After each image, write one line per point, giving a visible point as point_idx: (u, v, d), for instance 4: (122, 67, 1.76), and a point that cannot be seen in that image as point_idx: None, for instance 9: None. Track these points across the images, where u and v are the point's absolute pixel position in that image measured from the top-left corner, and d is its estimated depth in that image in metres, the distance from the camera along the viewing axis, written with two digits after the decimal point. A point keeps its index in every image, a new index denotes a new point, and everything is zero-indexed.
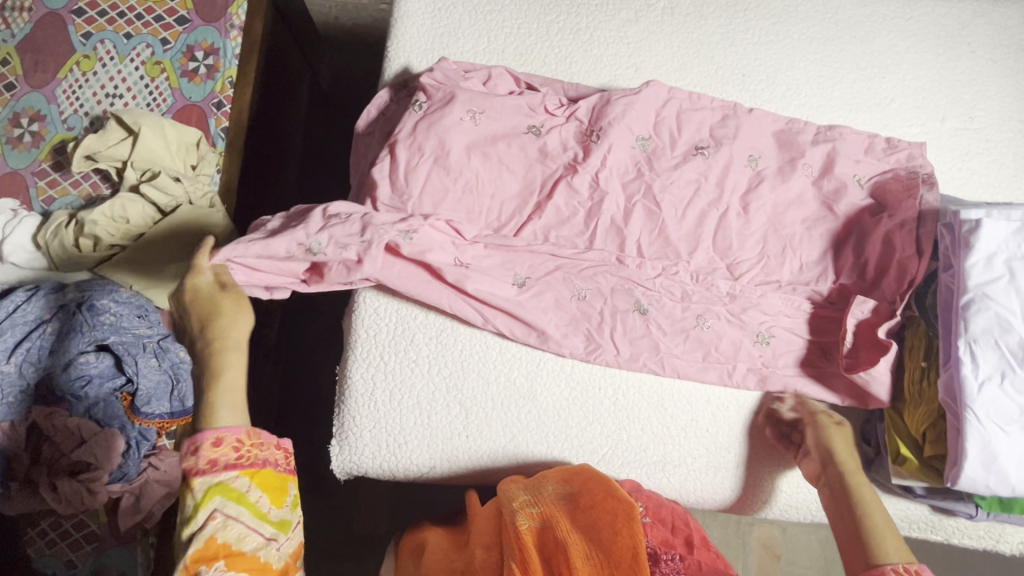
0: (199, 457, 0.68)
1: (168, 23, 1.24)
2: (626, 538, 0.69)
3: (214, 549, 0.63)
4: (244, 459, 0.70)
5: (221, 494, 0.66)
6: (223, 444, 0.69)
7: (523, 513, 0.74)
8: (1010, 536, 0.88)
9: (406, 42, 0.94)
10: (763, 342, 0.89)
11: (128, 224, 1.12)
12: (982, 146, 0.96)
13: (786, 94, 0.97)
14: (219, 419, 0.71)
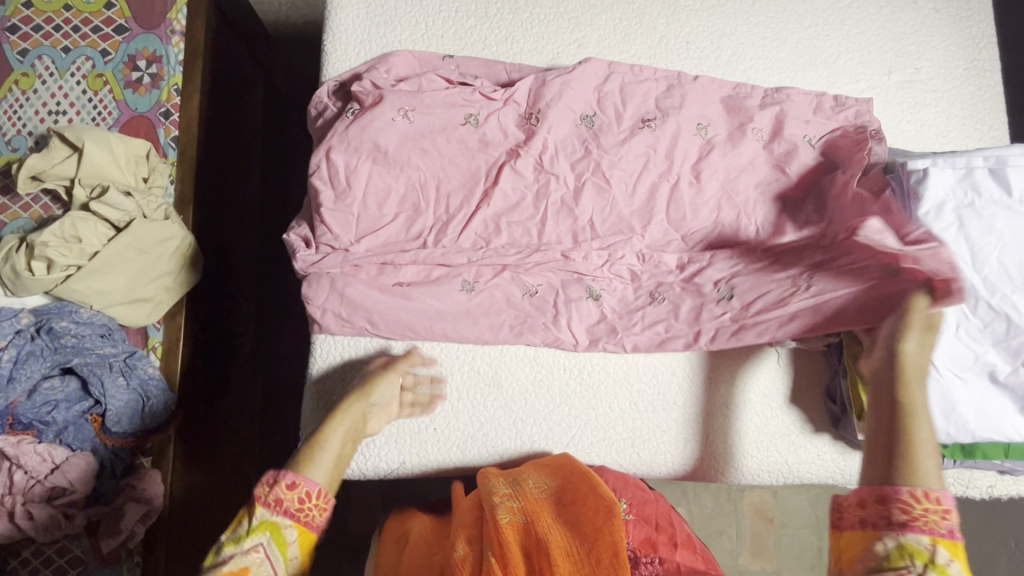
0: (278, 489, 0.66)
1: (106, 33, 1.21)
2: (608, 538, 0.67)
3: (238, 573, 0.61)
4: (302, 515, 0.66)
5: (269, 533, 0.64)
6: (296, 488, 0.66)
7: (503, 508, 0.73)
8: (978, 481, 0.88)
9: (342, 33, 0.92)
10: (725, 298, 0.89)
11: (82, 243, 1.07)
12: (929, 97, 0.96)
13: (732, 59, 0.96)
14: (317, 471, 0.69)
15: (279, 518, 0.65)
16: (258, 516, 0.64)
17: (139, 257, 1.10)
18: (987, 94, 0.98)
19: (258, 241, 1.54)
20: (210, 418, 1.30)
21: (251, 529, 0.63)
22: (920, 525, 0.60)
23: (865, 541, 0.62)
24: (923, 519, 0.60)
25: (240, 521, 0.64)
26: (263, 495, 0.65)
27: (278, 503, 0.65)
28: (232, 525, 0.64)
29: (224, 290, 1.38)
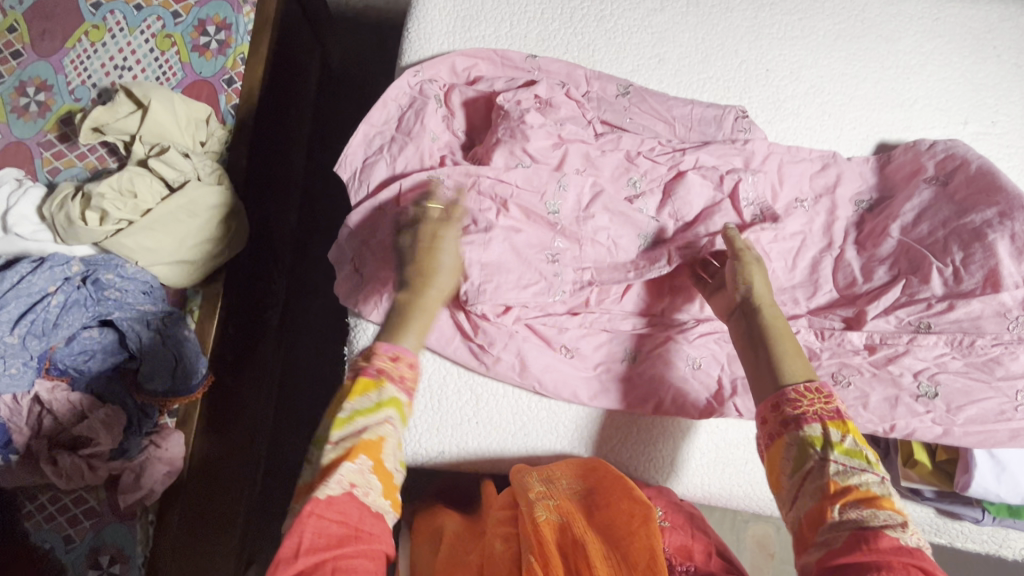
0: (394, 363, 0.63)
1: None
2: (645, 541, 0.67)
3: (355, 454, 0.56)
4: (403, 384, 0.62)
5: (381, 408, 0.59)
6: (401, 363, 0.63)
7: (541, 505, 0.72)
8: (1013, 541, 0.86)
9: (428, 24, 0.93)
10: (929, 394, 0.79)
11: (136, 199, 1.08)
12: (1005, 150, 0.95)
13: (810, 91, 0.96)
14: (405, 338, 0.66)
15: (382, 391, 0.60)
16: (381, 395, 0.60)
17: (190, 221, 1.12)
18: None
19: (295, 215, 1.55)
20: (235, 385, 1.30)
21: (378, 403, 0.60)
22: (811, 414, 0.60)
23: (801, 460, 0.59)
24: (810, 412, 0.60)
25: (366, 392, 0.60)
26: (366, 367, 0.61)
27: (394, 375, 0.62)
28: (353, 397, 0.59)
29: (259, 260, 1.38)
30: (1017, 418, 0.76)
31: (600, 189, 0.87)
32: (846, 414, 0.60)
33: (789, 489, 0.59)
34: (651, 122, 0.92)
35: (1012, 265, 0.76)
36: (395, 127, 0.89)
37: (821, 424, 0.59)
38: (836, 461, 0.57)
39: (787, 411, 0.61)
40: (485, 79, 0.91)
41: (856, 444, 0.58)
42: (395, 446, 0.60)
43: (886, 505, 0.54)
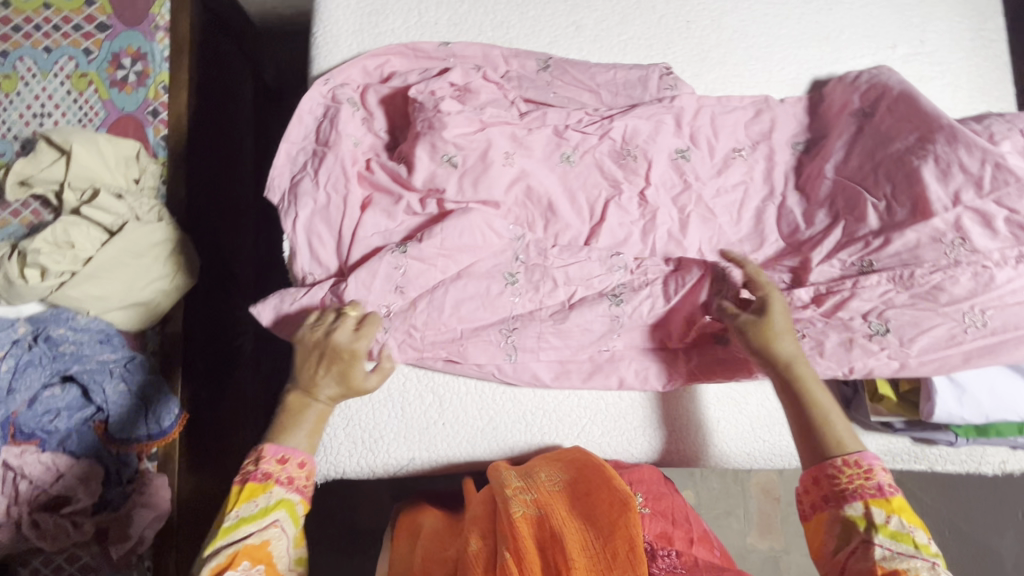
0: (281, 466, 0.67)
1: (88, 31, 1.21)
2: (624, 529, 0.65)
3: (260, 551, 0.61)
4: (305, 488, 0.67)
5: (284, 509, 0.65)
6: (293, 466, 0.67)
7: (517, 501, 0.72)
8: (991, 457, 0.87)
9: (333, 26, 0.90)
10: (881, 331, 0.76)
11: (75, 249, 1.04)
12: (936, 70, 0.94)
13: (734, 37, 0.93)
14: (293, 437, 0.69)
15: (286, 494, 0.66)
16: (275, 494, 0.65)
17: (135, 262, 1.08)
18: (995, 65, 0.95)
19: (252, 237, 1.53)
20: (214, 419, 1.28)
21: (266, 507, 0.64)
22: (853, 491, 0.62)
23: (844, 534, 0.61)
24: (854, 487, 0.62)
25: (252, 497, 0.64)
26: (253, 473, 0.65)
27: (287, 480, 0.66)
28: (239, 504, 0.63)
29: (219, 290, 1.35)
30: (970, 340, 0.73)
31: (526, 170, 0.85)
32: (892, 490, 0.62)
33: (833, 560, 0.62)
34: (576, 93, 0.89)
35: (939, 188, 0.75)
36: (314, 138, 0.86)
37: (863, 502, 0.61)
38: (881, 544, 0.59)
39: (829, 487, 0.64)
40: (399, 74, 0.88)
41: (903, 524, 0.60)
42: (287, 549, 0.64)
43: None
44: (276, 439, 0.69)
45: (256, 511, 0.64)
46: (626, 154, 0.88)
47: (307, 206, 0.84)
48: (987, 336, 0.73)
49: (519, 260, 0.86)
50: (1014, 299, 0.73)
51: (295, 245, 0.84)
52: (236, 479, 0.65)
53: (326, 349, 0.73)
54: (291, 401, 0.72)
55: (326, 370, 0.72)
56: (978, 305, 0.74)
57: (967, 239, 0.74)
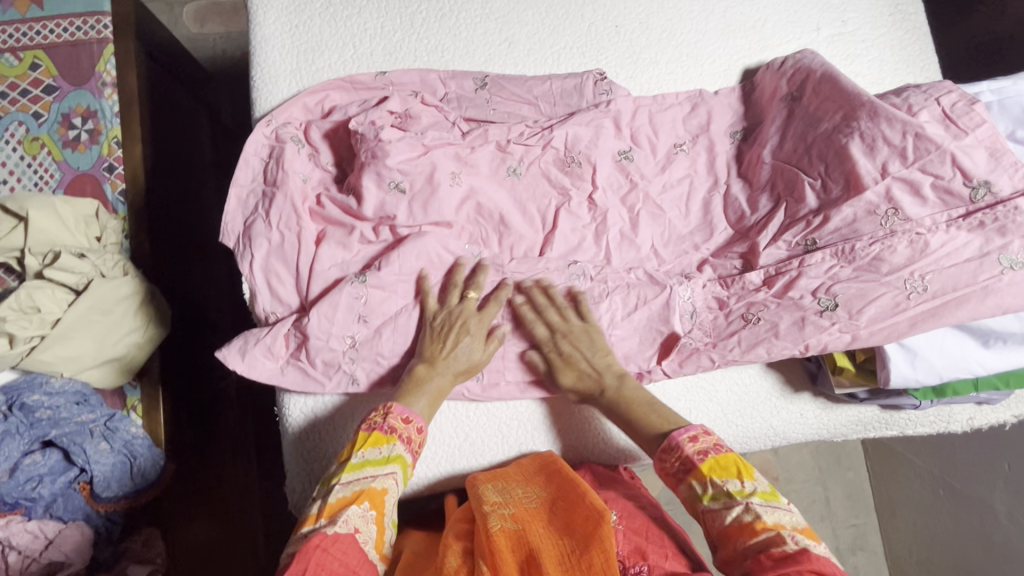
0: (404, 425, 0.75)
1: (36, 95, 1.26)
2: (598, 544, 0.67)
3: (370, 494, 0.70)
4: (415, 448, 0.76)
5: (399, 463, 0.73)
6: (411, 425, 0.76)
7: (495, 515, 0.73)
8: (959, 415, 0.89)
9: (269, 67, 0.91)
10: (829, 307, 0.78)
11: (40, 313, 1.04)
12: (861, 47, 0.97)
13: (663, 36, 0.96)
14: (417, 403, 0.78)
15: (400, 450, 0.74)
16: (393, 448, 0.74)
17: (105, 319, 1.08)
18: (916, 37, 0.98)
19: (225, 279, 1.53)
20: (205, 466, 1.27)
21: (386, 457, 0.73)
22: (691, 475, 0.70)
23: (693, 505, 0.69)
24: (691, 469, 0.70)
25: (377, 445, 0.73)
26: (380, 424, 0.75)
27: (403, 437, 0.75)
28: (365, 448, 0.73)
29: (195, 337, 1.35)
30: (914, 305, 0.75)
31: (474, 188, 0.87)
32: (699, 456, 0.70)
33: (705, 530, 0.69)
34: (516, 107, 0.91)
35: (866, 162, 0.78)
36: (262, 179, 0.87)
37: (688, 480, 0.70)
38: (711, 506, 0.67)
39: (674, 474, 0.72)
40: (340, 107, 0.89)
41: (745, 486, 0.67)
42: (393, 500, 0.72)
43: (762, 526, 0.63)
44: (405, 395, 0.78)
45: (377, 458, 0.73)
46: (570, 160, 0.89)
47: (261, 246, 0.85)
48: (927, 301, 0.74)
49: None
50: (950, 262, 0.75)
51: (254, 287, 0.85)
52: (365, 427, 0.75)
53: (443, 329, 0.81)
54: (417, 373, 0.79)
55: (452, 346, 0.81)
56: (917, 270, 0.76)
57: (899, 208, 0.77)
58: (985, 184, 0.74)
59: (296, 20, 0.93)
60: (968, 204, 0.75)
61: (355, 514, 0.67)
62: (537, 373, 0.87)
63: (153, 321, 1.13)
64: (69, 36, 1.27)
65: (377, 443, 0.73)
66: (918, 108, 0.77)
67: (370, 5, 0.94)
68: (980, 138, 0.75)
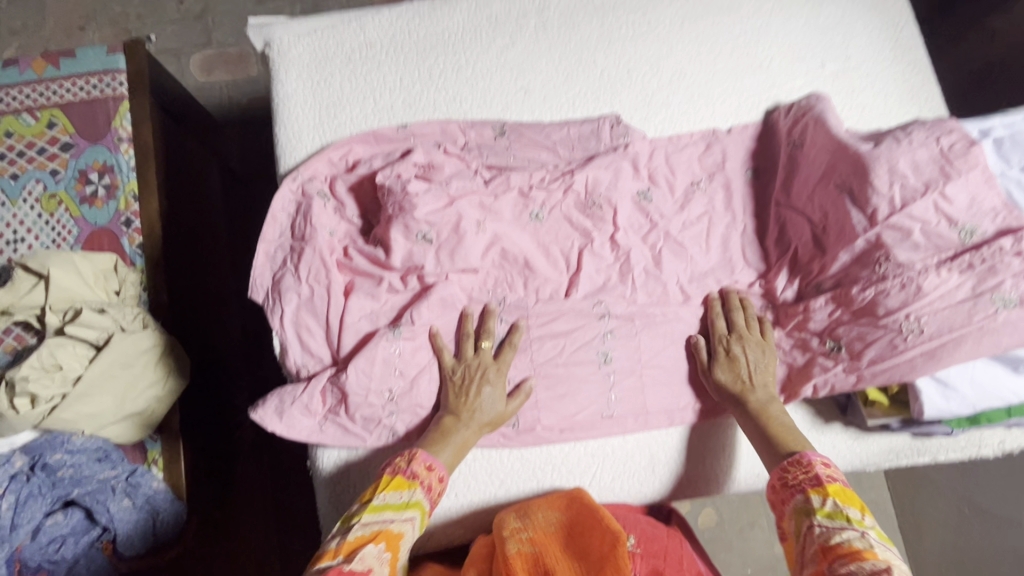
0: (427, 471, 0.76)
1: (53, 152, 1.27)
2: (612, 571, 0.69)
3: (389, 536, 0.69)
4: (435, 497, 0.76)
5: (419, 509, 0.73)
6: (433, 471, 0.76)
7: (512, 540, 0.74)
8: (989, 440, 0.89)
9: (293, 124, 0.93)
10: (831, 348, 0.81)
11: (63, 370, 1.01)
12: (864, 81, 1.00)
13: (674, 79, 0.99)
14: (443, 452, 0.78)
15: (421, 496, 0.74)
16: (414, 494, 0.74)
17: (127, 372, 1.06)
18: (918, 69, 1.01)
19: (240, 324, 1.53)
20: None
21: (407, 501, 0.73)
22: (796, 484, 0.72)
23: (799, 525, 0.69)
24: (800, 476, 0.72)
25: (398, 488, 0.73)
26: (404, 468, 0.75)
27: (424, 483, 0.75)
28: (387, 490, 0.73)
29: (213, 385, 1.34)
30: (911, 346, 0.75)
31: (499, 234, 0.88)
32: (829, 479, 0.71)
33: (798, 557, 0.67)
34: (535, 152, 0.93)
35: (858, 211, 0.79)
36: (289, 233, 0.88)
37: (804, 493, 0.71)
38: (821, 524, 0.67)
39: (783, 485, 0.73)
40: (364, 160, 0.91)
41: (837, 506, 0.68)
42: (409, 547, 0.71)
43: (871, 555, 0.61)
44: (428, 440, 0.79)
45: (399, 501, 0.73)
46: (592, 203, 0.90)
47: (291, 299, 0.85)
48: (925, 342, 0.74)
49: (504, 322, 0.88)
50: (943, 304, 0.74)
51: (285, 340, 0.85)
52: (388, 470, 0.75)
53: (465, 381, 0.82)
54: (445, 424, 0.80)
55: (475, 397, 0.81)
56: (914, 313, 0.75)
57: (889, 254, 0.77)
58: (972, 227, 0.75)
59: (318, 77, 0.95)
60: (957, 246, 0.75)
61: (373, 555, 0.66)
62: (570, 416, 0.87)
63: (173, 373, 1.11)
64: (84, 94, 1.29)
65: (400, 485, 0.74)
66: (902, 151, 0.77)
67: (389, 59, 0.96)
68: (969, 183, 0.75)
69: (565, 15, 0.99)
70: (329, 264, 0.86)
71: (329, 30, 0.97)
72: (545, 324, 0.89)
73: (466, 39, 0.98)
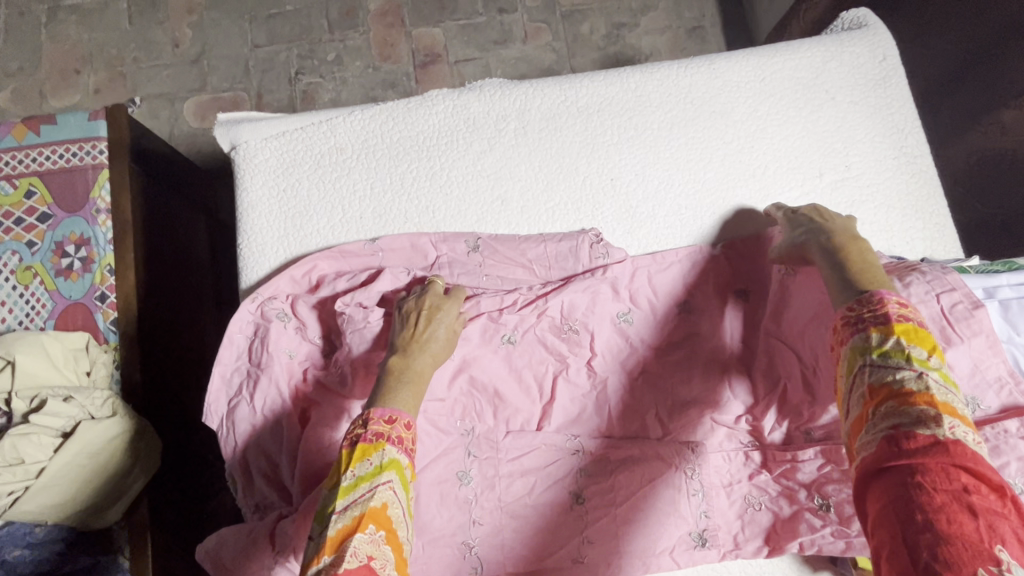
0: (391, 425, 0.65)
1: (31, 223, 1.22)
2: None
3: (378, 515, 0.59)
4: (408, 444, 0.65)
5: (398, 472, 0.62)
6: (396, 422, 0.65)
7: None
8: None
9: (256, 234, 0.89)
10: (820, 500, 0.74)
11: (25, 464, 0.97)
12: (865, 192, 0.94)
13: (660, 188, 0.93)
14: (396, 400, 0.68)
15: (397, 452, 0.63)
16: (388, 454, 0.63)
17: (92, 461, 1.01)
18: (923, 180, 0.95)
19: None
20: None
21: (380, 466, 0.62)
22: (867, 321, 0.60)
23: (850, 364, 0.60)
24: (872, 309, 0.61)
25: (365, 457, 0.62)
26: (363, 434, 0.64)
27: (390, 438, 0.64)
28: (354, 464, 0.61)
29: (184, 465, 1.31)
30: None
31: (467, 360, 0.84)
32: (899, 316, 0.59)
33: (844, 400, 0.60)
34: (509, 270, 0.88)
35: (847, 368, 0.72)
36: (248, 356, 0.84)
37: (864, 332, 0.60)
38: (877, 364, 0.57)
39: (849, 320, 0.62)
40: (328, 279, 0.86)
41: (916, 350, 0.57)
42: (405, 515, 0.61)
43: (927, 399, 0.53)
44: (380, 396, 0.68)
45: (371, 472, 0.61)
46: (567, 329, 0.86)
47: (242, 422, 0.82)
48: None
49: (471, 455, 0.83)
50: None
51: (240, 474, 0.82)
52: (346, 441, 0.63)
53: (421, 311, 0.78)
54: (393, 363, 0.72)
55: (427, 327, 0.77)
56: None
57: None
58: (974, 399, 0.70)
59: (285, 184, 0.91)
60: None
61: (363, 541, 0.56)
62: (538, 561, 0.81)
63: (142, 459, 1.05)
64: (65, 162, 1.23)
65: (367, 453, 0.62)
66: None
67: (360, 164, 0.92)
68: (972, 349, 0.69)
69: (547, 119, 0.95)
70: (285, 391, 0.82)
71: (298, 133, 0.93)
72: (514, 456, 0.84)
73: (442, 143, 0.93)
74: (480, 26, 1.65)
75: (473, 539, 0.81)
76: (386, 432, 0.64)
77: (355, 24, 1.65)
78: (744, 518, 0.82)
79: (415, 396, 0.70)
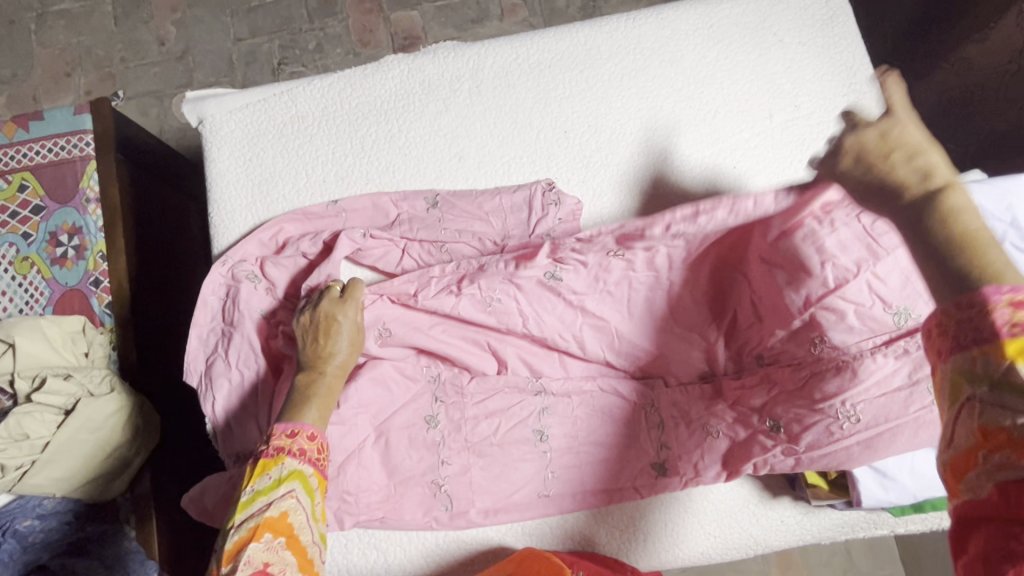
0: (293, 439, 0.67)
1: (25, 216, 1.24)
2: None
3: (278, 524, 0.61)
4: (312, 456, 0.67)
5: (299, 481, 0.65)
6: (298, 436, 0.68)
7: None
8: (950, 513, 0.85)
9: (226, 202, 0.93)
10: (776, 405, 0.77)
11: (29, 439, 0.96)
12: (816, 130, 0.95)
13: (611, 137, 0.96)
14: (304, 416, 0.71)
15: (299, 464, 0.66)
16: (289, 466, 0.65)
17: (94, 437, 0.99)
18: None
19: None
20: None
21: (279, 479, 0.64)
22: (975, 331, 0.45)
23: (953, 391, 0.46)
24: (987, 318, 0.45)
25: (264, 472, 0.64)
26: (264, 450, 0.66)
27: (291, 451, 0.67)
28: (253, 479, 0.64)
29: None
30: (847, 435, 0.74)
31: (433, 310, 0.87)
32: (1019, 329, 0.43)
33: (943, 426, 0.47)
34: (467, 223, 0.91)
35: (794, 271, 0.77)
36: (222, 317, 0.88)
37: (971, 351, 0.45)
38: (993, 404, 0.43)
39: (953, 332, 0.47)
40: (293, 241, 0.91)
41: None
42: (309, 524, 0.63)
43: None
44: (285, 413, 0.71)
45: (272, 484, 0.64)
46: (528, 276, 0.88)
47: (218, 376, 0.86)
48: (862, 432, 0.74)
49: (438, 400, 0.87)
50: (880, 392, 0.74)
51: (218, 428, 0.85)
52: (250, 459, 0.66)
53: (318, 325, 0.80)
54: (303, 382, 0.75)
55: (328, 341, 0.79)
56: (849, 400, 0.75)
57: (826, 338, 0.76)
58: (906, 309, 0.75)
59: (251, 154, 0.95)
60: (894, 330, 0.75)
61: (261, 548, 0.58)
62: (506, 497, 0.85)
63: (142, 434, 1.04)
64: (54, 156, 1.25)
65: (268, 467, 0.65)
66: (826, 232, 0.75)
67: (321, 131, 0.96)
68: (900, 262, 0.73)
69: (500, 77, 0.97)
70: (256, 347, 0.86)
71: (262, 104, 0.97)
72: (480, 400, 0.87)
73: (399, 106, 0.97)
74: (456, 5, 1.67)
75: (443, 479, 0.84)
76: (286, 446, 0.67)
77: (332, 11, 1.68)
78: (703, 448, 0.84)
79: (326, 405, 0.74)
